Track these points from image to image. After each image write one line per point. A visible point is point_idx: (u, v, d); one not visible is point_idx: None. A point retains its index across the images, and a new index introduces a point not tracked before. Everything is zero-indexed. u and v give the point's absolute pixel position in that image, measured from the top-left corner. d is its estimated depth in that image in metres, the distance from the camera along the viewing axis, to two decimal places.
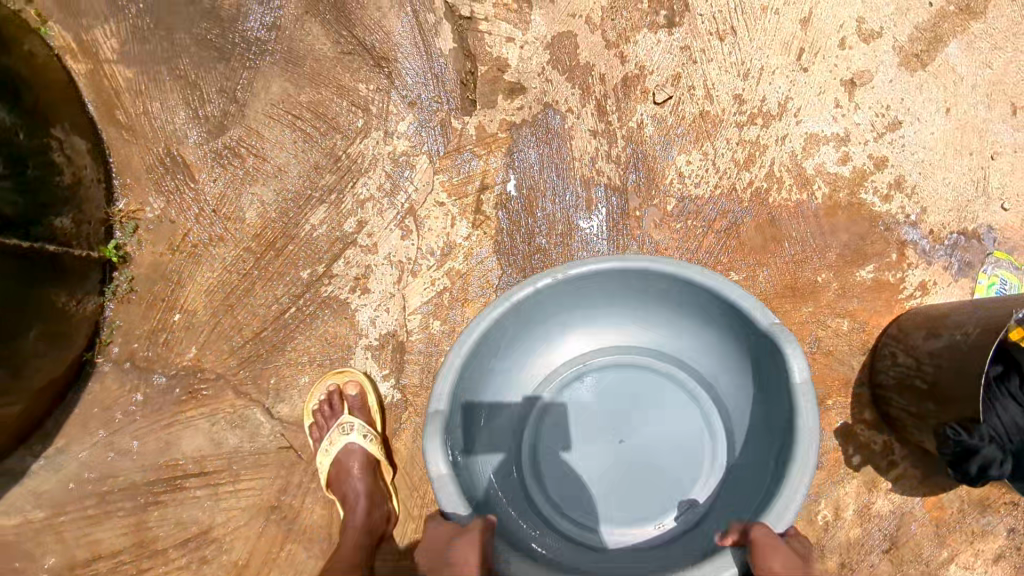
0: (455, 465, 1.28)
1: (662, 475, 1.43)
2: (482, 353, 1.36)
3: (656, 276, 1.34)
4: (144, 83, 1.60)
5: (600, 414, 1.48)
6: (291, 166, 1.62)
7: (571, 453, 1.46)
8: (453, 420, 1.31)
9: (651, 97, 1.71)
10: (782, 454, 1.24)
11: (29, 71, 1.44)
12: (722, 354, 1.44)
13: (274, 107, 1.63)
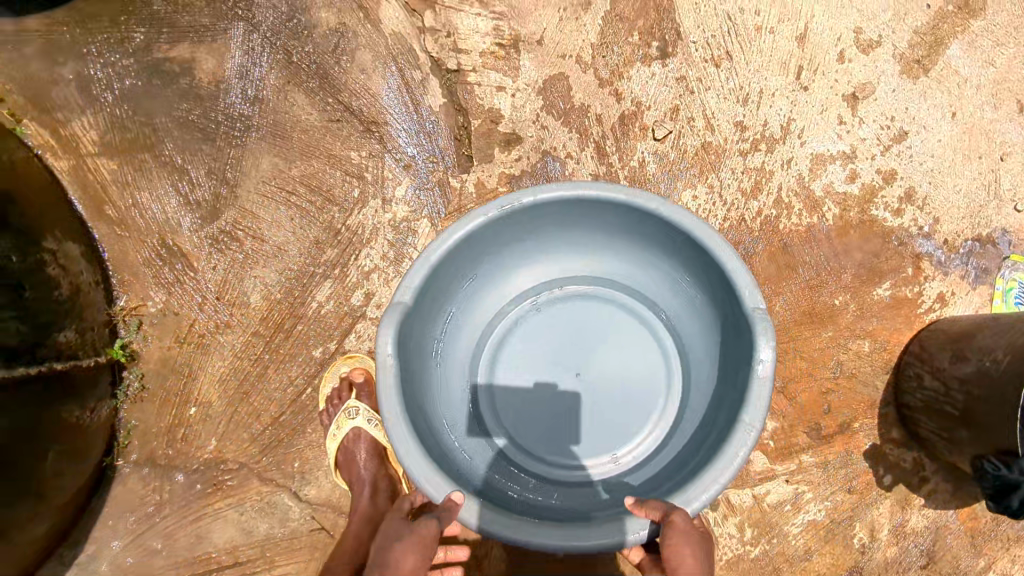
0: (407, 373, 1.20)
1: (605, 413, 1.39)
2: (458, 261, 1.27)
3: (644, 216, 1.24)
4: (130, 174, 1.54)
5: (560, 343, 1.43)
6: (291, 244, 1.57)
7: (526, 375, 1.41)
8: (412, 329, 1.23)
9: (651, 133, 1.66)
10: (727, 423, 1.16)
11: (14, 184, 1.41)
12: (693, 311, 1.35)
13: (266, 185, 1.57)
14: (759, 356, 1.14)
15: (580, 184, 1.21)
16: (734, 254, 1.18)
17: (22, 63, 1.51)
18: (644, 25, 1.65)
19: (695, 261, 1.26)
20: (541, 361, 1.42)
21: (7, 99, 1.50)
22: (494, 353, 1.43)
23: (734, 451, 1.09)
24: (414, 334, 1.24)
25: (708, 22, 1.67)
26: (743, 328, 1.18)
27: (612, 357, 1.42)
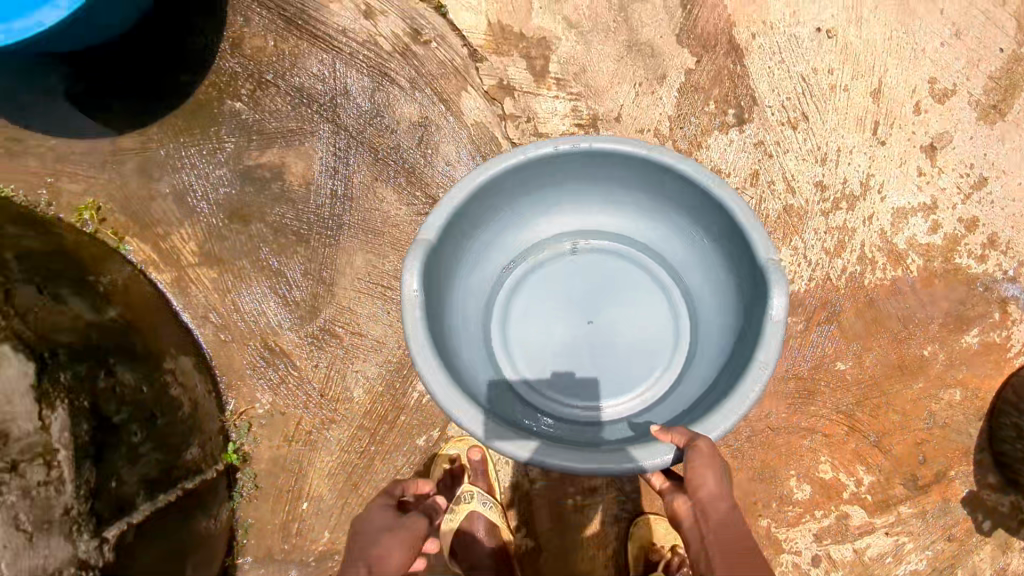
0: (433, 310, 1.21)
1: (616, 361, 1.38)
2: (481, 206, 1.28)
3: (664, 171, 1.23)
4: (229, 279, 1.58)
5: (576, 292, 1.42)
6: (390, 337, 1.61)
7: (542, 320, 1.41)
8: (436, 270, 1.23)
9: None
10: (737, 369, 1.15)
11: (129, 304, 1.41)
12: (706, 268, 1.34)
13: (362, 281, 1.60)
14: (771, 302, 1.13)
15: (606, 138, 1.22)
16: (752, 213, 1.17)
17: (121, 182, 1.55)
18: (720, 93, 1.66)
19: (712, 217, 1.25)
20: (558, 304, 1.42)
21: (109, 218, 1.54)
22: (510, 298, 1.43)
23: (749, 387, 1.08)
24: (437, 274, 1.24)
25: (783, 84, 1.67)
26: (759, 281, 1.17)
27: (626, 305, 1.41)
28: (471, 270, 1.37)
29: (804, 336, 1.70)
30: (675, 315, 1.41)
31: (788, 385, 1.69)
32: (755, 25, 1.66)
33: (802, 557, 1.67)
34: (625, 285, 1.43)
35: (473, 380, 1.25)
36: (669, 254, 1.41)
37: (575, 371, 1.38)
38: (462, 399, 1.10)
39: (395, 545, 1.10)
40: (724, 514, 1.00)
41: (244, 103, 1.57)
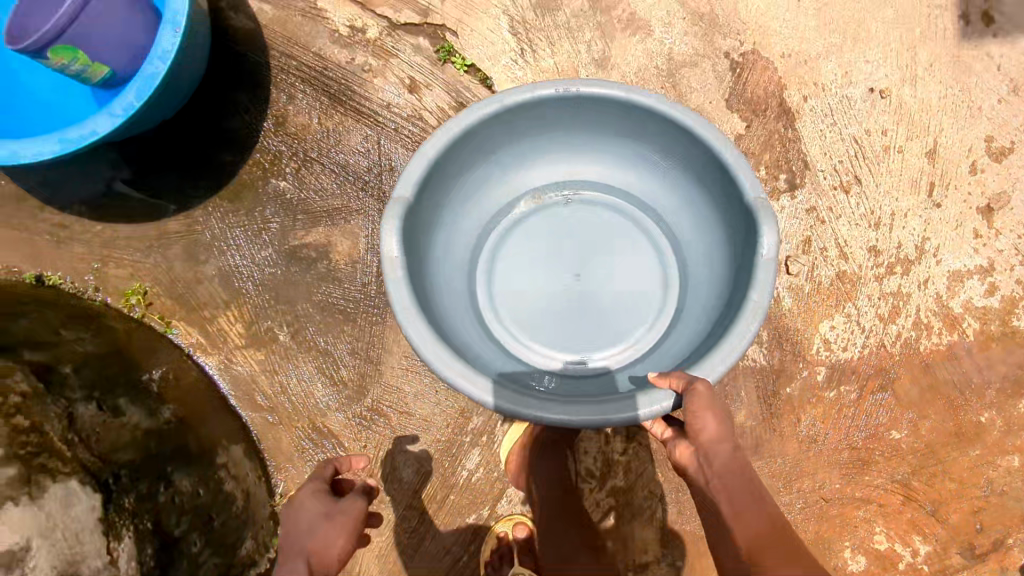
0: (414, 267, 1.18)
1: (605, 311, 1.37)
2: (458, 160, 1.24)
3: (648, 116, 1.21)
4: (275, 360, 1.57)
5: (561, 244, 1.40)
6: (437, 415, 1.60)
7: (528, 274, 1.39)
8: (415, 227, 1.21)
9: (783, 268, 1.63)
10: (731, 310, 1.14)
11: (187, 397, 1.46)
12: (690, 208, 1.32)
13: (409, 359, 1.59)
14: (763, 242, 1.11)
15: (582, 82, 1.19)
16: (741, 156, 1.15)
17: (166, 265, 1.55)
18: (771, 158, 1.61)
19: (697, 161, 1.23)
20: (543, 257, 1.40)
21: (155, 302, 1.54)
22: (493, 255, 1.40)
23: (744, 326, 1.07)
24: (417, 232, 1.21)
25: (836, 147, 1.62)
26: (748, 225, 1.16)
27: (613, 255, 1.40)
28: (453, 227, 1.34)
29: (858, 404, 1.67)
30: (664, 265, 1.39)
31: (842, 454, 1.67)
32: (807, 87, 1.61)
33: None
34: (611, 236, 1.41)
35: (459, 334, 1.23)
36: (651, 197, 1.38)
37: (564, 325, 1.37)
38: (449, 355, 1.07)
39: (334, 531, 1.14)
40: (726, 457, 1.01)
41: (287, 182, 1.56)
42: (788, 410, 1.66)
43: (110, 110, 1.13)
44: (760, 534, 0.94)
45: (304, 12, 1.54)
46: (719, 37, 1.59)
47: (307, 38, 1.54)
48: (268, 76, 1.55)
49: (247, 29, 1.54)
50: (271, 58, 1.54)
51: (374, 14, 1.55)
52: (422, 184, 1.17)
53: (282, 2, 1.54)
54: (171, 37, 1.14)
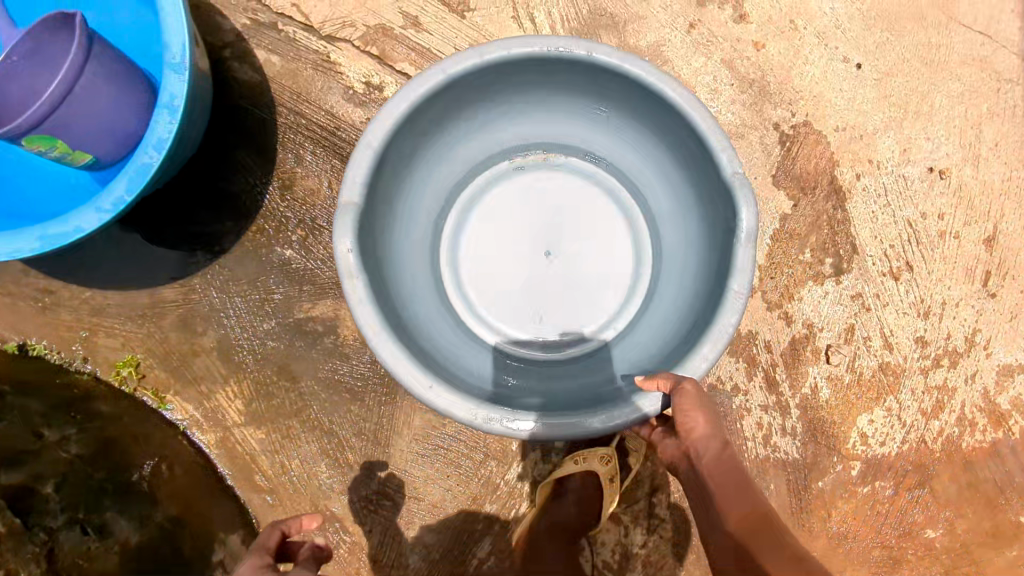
0: (376, 270, 1.11)
1: (579, 288, 1.39)
2: (412, 141, 1.16)
3: (609, 82, 1.14)
4: (277, 439, 1.47)
5: (530, 222, 1.41)
6: (447, 501, 1.50)
7: (499, 256, 1.40)
8: (374, 225, 1.13)
9: (823, 357, 1.52)
10: (710, 293, 1.10)
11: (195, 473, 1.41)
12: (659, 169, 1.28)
13: (420, 441, 1.49)
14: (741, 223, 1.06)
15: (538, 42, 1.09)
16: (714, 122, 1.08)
17: (160, 336, 1.44)
18: (817, 240, 1.49)
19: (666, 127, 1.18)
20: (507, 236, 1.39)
21: (148, 374, 1.44)
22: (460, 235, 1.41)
23: (725, 322, 1.04)
24: (377, 228, 1.14)
25: (887, 230, 1.50)
26: (724, 198, 1.11)
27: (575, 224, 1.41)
28: (416, 209, 1.29)
29: (893, 501, 1.57)
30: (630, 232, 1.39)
31: (873, 553, 1.58)
32: (861, 164, 1.48)
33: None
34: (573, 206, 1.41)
35: (429, 331, 1.21)
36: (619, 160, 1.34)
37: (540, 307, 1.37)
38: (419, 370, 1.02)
39: None
40: (717, 449, 1.05)
41: (294, 250, 1.45)
42: (818, 505, 1.57)
43: (97, 205, 1.04)
44: (755, 517, 1.01)
45: (314, 65, 1.42)
46: (769, 107, 1.46)
47: (319, 95, 1.42)
48: (275, 135, 1.43)
49: (253, 83, 1.42)
50: (279, 115, 1.43)
51: (392, 71, 1.42)
52: (375, 173, 1.08)
53: (292, 54, 1.42)
54: (166, 125, 1.04)
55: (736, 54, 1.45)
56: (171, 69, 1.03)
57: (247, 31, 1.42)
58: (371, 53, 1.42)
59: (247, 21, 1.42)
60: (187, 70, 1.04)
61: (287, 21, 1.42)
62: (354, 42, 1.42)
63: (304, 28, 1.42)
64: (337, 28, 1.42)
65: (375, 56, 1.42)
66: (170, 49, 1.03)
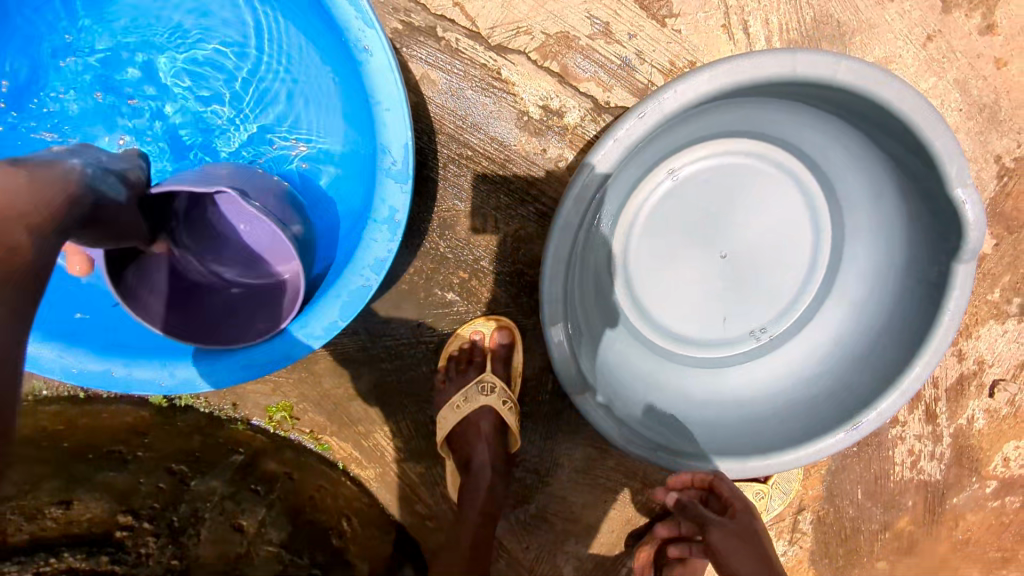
0: (580, 352, 1.15)
1: (758, 276, 1.31)
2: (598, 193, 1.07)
3: (811, 87, 1.02)
4: (435, 474, 1.39)
5: (698, 214, 1.28)
6: (604, 523, 1.52)
7: (666, 264, 1.30)
8: (570, 305, 1.12)
9: (987, 391, 1.50)
10: (923, 302, 1.15)
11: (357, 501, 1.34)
12: (849, 143, 1.19)
13: (579, 474, 1.49)
14: (965, 246, 1.07)
15: (748, 62, 0.95)
16: (948, 135, 1.01)
17: (314, 380, 1.34)
18: (1010, 280, 1.40)
19: (870, 118, 1.07)
20: (686, 239, 1.28)
21: (303, 419, 1.34)
22: (628, 237, 1.31)
23: (939, 344, 1.12)
24: (573, 297, 1.13)
25: None
26: (941, 207, 1.09)
27: (756, 204, 1.29)
28: (591, 239, 1.23)
29: (1017, 514, 1.64)
30: (811, 190, 1.31)
31: (991, 555, 1.67)
32: None
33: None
34: (752, 185, 1.30)
35: (616, 373, 1.25)
36: (798, 131, 1.23)
37: (730, 304, 1.32)
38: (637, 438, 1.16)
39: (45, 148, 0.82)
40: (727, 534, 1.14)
41: (456, 292, 1.30)
42: (949, 518, 1.63)
43: (308, 331, 0.93)
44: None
45: (482, 84, 1.16)
46: (995, 137, 1.28)
47: (488, 121, 1.18)
48: (435, 169, 1.22)
49: (408, 104, 1.17)
50: (438, 144, 1.20)
51: (575, 92, 1.17)
52: (572, 259, 1.04)
53: (456, 69, 1.15)
54: (384, 244, 0.87)
55: (973, 74, 1.25)
56: (390, 178, 0.84)
57: (399, 37, 1.13)
58: (553, 70, 1.16)
59: (397, 24, 1.13)
60: (412, 179, 0.85)
61: (447, 25, 1.14)
62: (530, 55, 1.16)
63: (469, 35, 1.14)
64: (511, 35, 1.15)
65: (556, 73, 1.17)
66: (390, 153, 0.83)
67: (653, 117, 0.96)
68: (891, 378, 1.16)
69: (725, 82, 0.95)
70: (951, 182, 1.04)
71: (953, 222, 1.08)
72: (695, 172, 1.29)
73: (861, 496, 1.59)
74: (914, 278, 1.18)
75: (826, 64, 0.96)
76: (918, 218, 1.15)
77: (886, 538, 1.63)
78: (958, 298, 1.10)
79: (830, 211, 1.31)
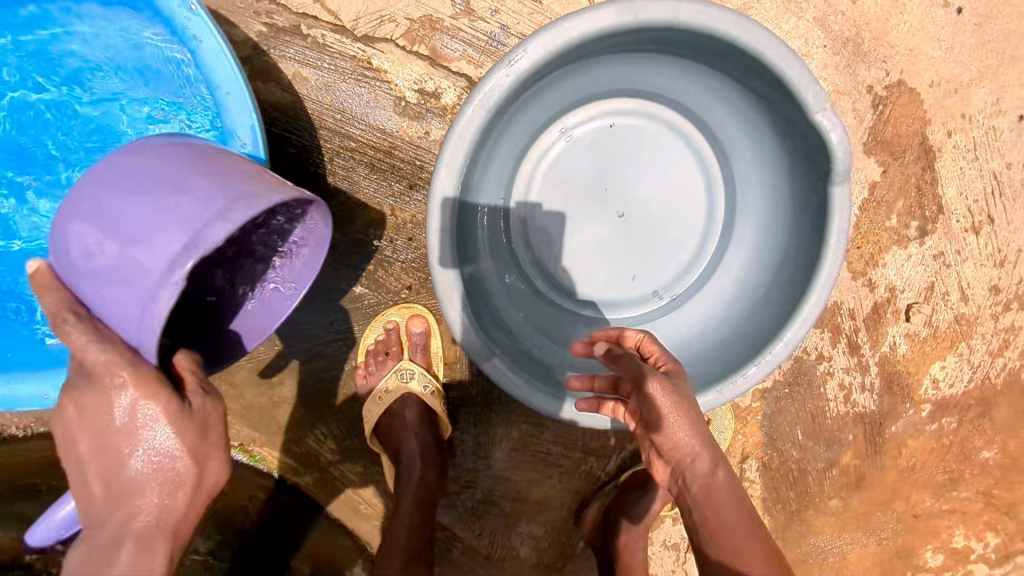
0: (481, 320, 1.15)
1: (658, 232, 1.33)
2: (475, 161, 1.09)
3: (664, 33, 1.06)
4: (374, 471, 1.39)
5: (589, 178, 1.31)
6: (552, 498, 1.53)
7: (566, 230, 1.32)
8: (466, 276, 1.13)
9: (903, 316, 1.54)
10: (811, 231, 1.18)
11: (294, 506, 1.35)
12: (720, 90, 1.23)
13: (519, 451, 1.51)
14: (836, 168, 1.11)
15: (594, 14, 0.98)
16: (799, 63, 1.05)
17: (236, 392, 1.33)
18: (904, 205, 1.45)
19: (726, 57, 1.11)
20: (582, 202, 1.31)
21: (232, 432, 1.34)
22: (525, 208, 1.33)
23: (830, 269, 1.14)
24: (467, 269, 1.15)
25: (973, 185, 1.46)
26: (809, 135, 1.12)
27: (647, 161, 1.32)
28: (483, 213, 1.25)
29: (956, 434, 1.67)
30: (700, 143, 1.34)
31: (938, 478, 1.69)
32: (953, 120, 1.40)
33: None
34: (642, 144, 1.33)
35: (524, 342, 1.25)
36: (673, 84, 1.27)
37: (637, 262, 1.34)
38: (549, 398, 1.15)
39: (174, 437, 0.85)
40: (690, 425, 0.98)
41: (364, 286, 1.32)
42: (891, 447, 1.66)
43: None
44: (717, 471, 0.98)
45: (354, 76, 1.19)
46: (863, 68, 1.35)
47: (367, 111, 1.20)
48: (322, 165, 1.23)
49: (284, 104, 1.19)
50: (321, 139, 1.21)
51: (447, 72, 1.20)
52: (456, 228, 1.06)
53: (325, 63, 1.17)
54: None
55: (830, 11, 1.33)
56: (245, 160, 0.87)
57: (265, 40, 1.15)
58: (422, 53, 1.19)
59: (261, 27, 1.15)
60: (265, 158, 0.87)
61: (311, 22, 1.16)
62: (397, 41, 1.18)
63: (334, 29, 1.17)
64: (378, 25, 1.17)
65: (426, 56, 1.19)
66: (239, 135, 0.86)
67: (509, 78, 0.98)
68: (792, 307, 1.18)
69: (571, 36, 0.98)
70: (812, 108, 1.08)
71: (821, 146, 1.11)
72: (583, 137, 1.32)
73: (801, 436, 1.62)
74: (801, 211, 1.21)
75: (669, 7, 1.00)
76: (795, 150, 1.18)
77: (834, 475, 1.66)
78: (840, 221, 1.13)
79: (719, 160, 1.34)
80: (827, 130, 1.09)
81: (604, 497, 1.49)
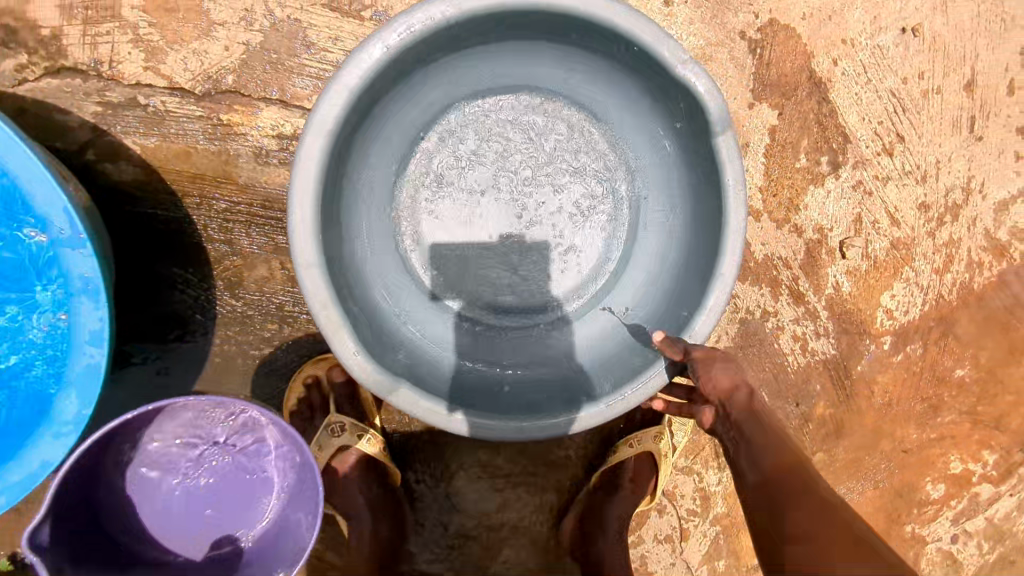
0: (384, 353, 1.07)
1: (562, 227, 1.27)
2: (332, 191, 1.04)
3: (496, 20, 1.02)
4: (335, 533, 1.35)
5: (474, 186, 1.25)
6: (528, 520, 1.45)
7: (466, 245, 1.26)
8: (355, 314, 1.05)
9: (839, 254, 1.49)
10: (710, 188, 1.12)
11: None
12: (586, 69, 1.18)
13: (481, 481, 1.43)
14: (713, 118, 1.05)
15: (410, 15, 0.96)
16: (644, 18, 1.02)
17: None
18: (810, 142, 1.42)
19: (572, 30, 1.06)
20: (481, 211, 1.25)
21: None
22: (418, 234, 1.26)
23: (735, 222, 1.07)
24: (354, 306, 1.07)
25: (872, 108, 1.43)
26: (681, 91, 1.07)
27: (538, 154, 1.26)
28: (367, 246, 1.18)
29: (925, 360, 1.59)
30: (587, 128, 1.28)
31: (921, 410, 1.62)
32: (835, 47, 1.40)
33: (944, 543, 1.67)
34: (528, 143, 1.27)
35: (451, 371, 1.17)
36: (541, 75, 1.22)
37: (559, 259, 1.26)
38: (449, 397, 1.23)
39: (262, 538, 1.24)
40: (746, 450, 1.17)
41: (271, 348, 1.24)
42: (864, 389, 1.59)
43: (55, 431, 0.87)
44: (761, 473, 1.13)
45: (206, 135, 1.13)
46: (730, 16, 1.35)
47: (228, 167, 1.15)
48: (196, 235, 1.17)
49: (140, 181, 1.13)
50: (188, 208, 1.16)
51: (303, 111, 1.15)
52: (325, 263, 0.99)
53: (173, 129, 1.12)
54: (94, 312, 0.86)
55: None
56: (67, 245, 0.85)
57: (103, 119, 1.10)
58: (273, 97, 1.14)
59: (96, 107, 1.10)
60: (88, 240, 0.85)
61: (148, 91, 1.11)
62: (244, 91, 1.13)
63: (173, 93, 1.12)
64: (221, 79, 1.13)
65: (277, 99, 1.15)
66: (55, 223, 0.84)
67: (339, 101, 0.96)
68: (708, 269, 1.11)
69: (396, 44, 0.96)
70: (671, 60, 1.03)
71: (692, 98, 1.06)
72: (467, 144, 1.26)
73: (768, 398, 1.56)
74: (698, 170, 1.15)
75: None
76: (674, 108, 1.13)
77: (811, 428, 1.59)
78: (733, 170, 1.07)
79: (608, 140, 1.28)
80: (693, 81, 1.04)
81: (576, 507, 1.43)
